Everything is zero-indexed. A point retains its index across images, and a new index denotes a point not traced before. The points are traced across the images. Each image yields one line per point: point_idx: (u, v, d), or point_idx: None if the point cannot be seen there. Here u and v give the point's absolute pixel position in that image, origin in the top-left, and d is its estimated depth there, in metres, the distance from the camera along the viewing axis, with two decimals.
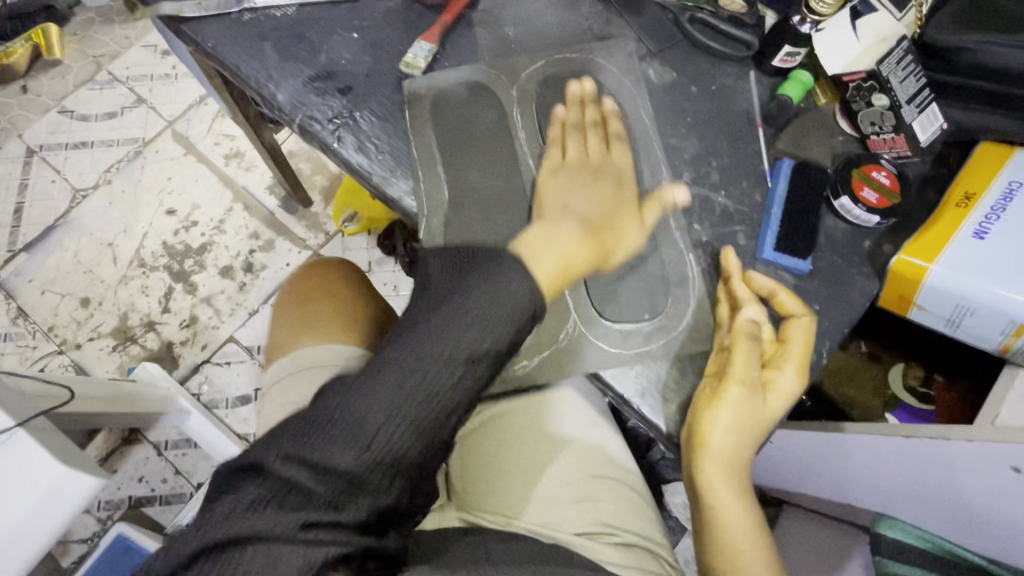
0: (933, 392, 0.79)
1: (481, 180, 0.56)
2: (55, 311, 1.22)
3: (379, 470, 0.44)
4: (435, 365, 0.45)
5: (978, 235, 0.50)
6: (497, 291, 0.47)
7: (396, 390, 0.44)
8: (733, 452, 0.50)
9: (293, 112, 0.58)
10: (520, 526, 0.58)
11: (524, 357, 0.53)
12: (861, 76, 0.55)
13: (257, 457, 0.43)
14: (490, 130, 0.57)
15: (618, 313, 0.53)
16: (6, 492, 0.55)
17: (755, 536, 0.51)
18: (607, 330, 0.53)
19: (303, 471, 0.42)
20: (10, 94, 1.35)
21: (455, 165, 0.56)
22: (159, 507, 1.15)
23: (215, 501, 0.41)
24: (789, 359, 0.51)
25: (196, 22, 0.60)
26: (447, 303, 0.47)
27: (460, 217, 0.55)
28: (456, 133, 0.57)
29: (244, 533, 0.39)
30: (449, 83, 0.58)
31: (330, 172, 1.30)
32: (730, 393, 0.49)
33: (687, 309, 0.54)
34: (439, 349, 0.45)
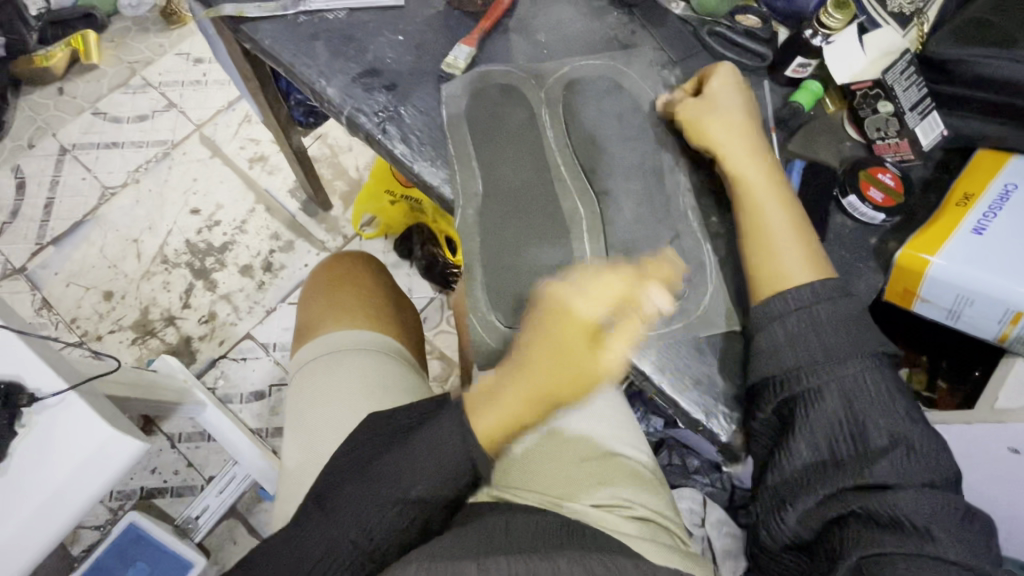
0: (935, 396, 0.79)
1: (511, 172, 0.60)
2: (79, 303, 1.26)
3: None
4: (375, 508, 0.52)
5: (976, 232, 0.55)
6: (425, 442, 0.53)
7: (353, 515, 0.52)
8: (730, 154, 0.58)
9: (342, 105, 0.63)
10: (545, 499, 0.60)
11: None
12: (868, 84, 0.60)
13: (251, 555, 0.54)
14: (519, 126, 0.61)
15: (637, 298, 0.57)
16: (61, 451, 0.59)
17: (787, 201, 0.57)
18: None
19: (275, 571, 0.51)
20: (48, 95, 1.42)
21: (486, 160, 0.60)
22: (169, 499, 1.15)
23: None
24: (725, 86, 0.60)
25: (255, 22, 0.66)
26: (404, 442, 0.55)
27: (490, 209, 0.59)
28: (488, 130, 0.61)
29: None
30: (485, 82, 0.63)
31: (351, 177, 1.34)
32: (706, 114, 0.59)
33: (704, 297, 0.58)
34: (391, 482, 0.53)
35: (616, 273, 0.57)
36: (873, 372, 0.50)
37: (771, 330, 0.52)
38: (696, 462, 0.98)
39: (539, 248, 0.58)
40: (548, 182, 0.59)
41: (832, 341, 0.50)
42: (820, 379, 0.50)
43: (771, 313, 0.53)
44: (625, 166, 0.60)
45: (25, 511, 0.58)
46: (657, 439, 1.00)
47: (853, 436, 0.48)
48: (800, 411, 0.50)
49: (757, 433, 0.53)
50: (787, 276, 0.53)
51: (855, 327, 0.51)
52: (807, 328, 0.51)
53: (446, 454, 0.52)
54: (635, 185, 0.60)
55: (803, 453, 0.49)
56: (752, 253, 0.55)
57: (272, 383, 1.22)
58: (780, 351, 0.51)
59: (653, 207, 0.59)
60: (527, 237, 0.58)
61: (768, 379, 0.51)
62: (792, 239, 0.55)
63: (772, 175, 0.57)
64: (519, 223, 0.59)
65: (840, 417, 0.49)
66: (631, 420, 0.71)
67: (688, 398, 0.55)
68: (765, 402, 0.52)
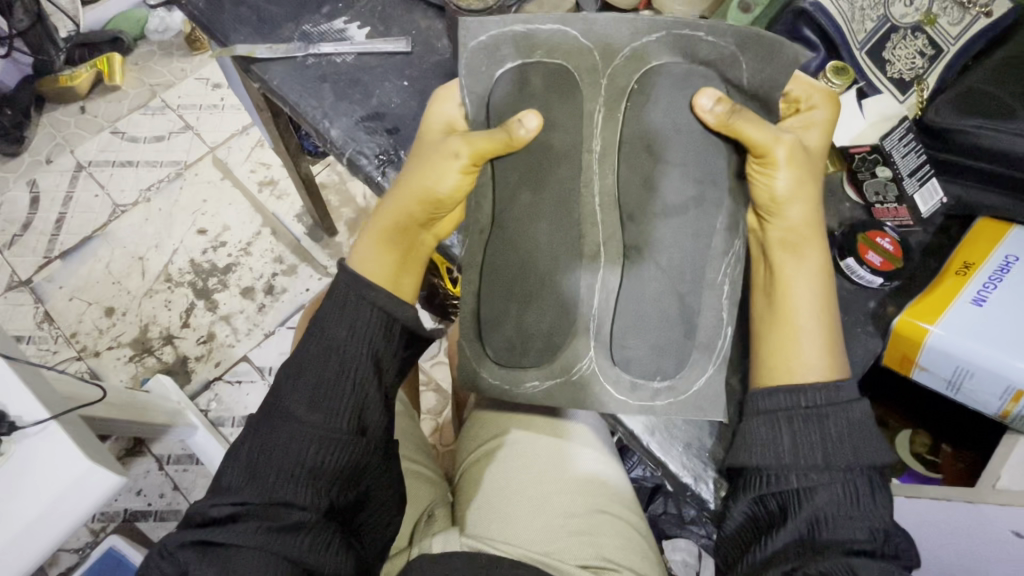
0: (940, 460, 0.76)
1: (532, 206, 0.55)
2: (80, 318, 1.26)
3: (332, 455, 0.51)
4: (348, 379, 0.52)
5: (977, 302, 0.55)
6: (333, 363, 0.52)
7: (324, 387, 0.52)
8: (786, 212, 0.55)
9: (344, 146, 0.64)
10: (525, 555, 0.59)
11: (535, 378, 0.57)
12: (865, 149, 0.59)
13: (241, 444, 0.52)
14: (563, 158, 0.54)
15: (629, 366, 0.55)
16: (36, 480, 0.59)
17: (817, 281, 0.55)
18: (619, 374, 0.55)
19: (276, 465, 0.50)
20: (70, 113, 1.45)
21: (514, 196, 0.55)
22: (152, 523, 1.12)
23: (220, 478, 0.51)
24: (804, 120, 0.57)
25: (266, 62, 0.68)
26: (341, 310, 0.53)
27: (512, 254, 0.55)
28: (535, 164, 0.55)
29: (243, 497, 0.49)
30: (534, 96, 0.55)
31: (357, 205, 1.35)
32: (777, 172, 0.54)
33: (700, 376, 0.55)
34: (352, 350, 0.52)
35: (617, 338, 0.55)
36: (861, 477, 0.49)
37: (776, 396, 0.52)
38: (693, 511, 0.94)
39: (546, 296, 0.55)
40: (576, 230, 0.54)
41: (833, 442, 0.50)
42: (813, 475, 0.49)
43: (770, 404, 0.52)
44: (672, 216, 0.53)
45: None
46: (653, 484, 0.95)
47: (833, 525, 0.48)
48: (790, 501, 0.49)
49: (733, 522, 0.52)
50: (796, 375, 0.53)
51: (858, 431, 0.50)
52: (809, 424, 0.51)
53: (351, 363, 0.52)
54: (677, 244, 0.53)
55: (781, 540, 0.48)
56: (765, 323, 0.56)
57: None
58: (774, 443, 0.51)
59: (671, 248, 0.53)
60: (527, 272, 0.55)
61: (756, 468, 0.51)
62: (816, 331, 0.54)
63: (823, 253, 0.56)
64: (530, 263, 0.55)
65: (828, 515, 0.48)
66: (620, 474, 0.68)
67: (677, 461, 0.56)
68: (746, 491, 0.51)
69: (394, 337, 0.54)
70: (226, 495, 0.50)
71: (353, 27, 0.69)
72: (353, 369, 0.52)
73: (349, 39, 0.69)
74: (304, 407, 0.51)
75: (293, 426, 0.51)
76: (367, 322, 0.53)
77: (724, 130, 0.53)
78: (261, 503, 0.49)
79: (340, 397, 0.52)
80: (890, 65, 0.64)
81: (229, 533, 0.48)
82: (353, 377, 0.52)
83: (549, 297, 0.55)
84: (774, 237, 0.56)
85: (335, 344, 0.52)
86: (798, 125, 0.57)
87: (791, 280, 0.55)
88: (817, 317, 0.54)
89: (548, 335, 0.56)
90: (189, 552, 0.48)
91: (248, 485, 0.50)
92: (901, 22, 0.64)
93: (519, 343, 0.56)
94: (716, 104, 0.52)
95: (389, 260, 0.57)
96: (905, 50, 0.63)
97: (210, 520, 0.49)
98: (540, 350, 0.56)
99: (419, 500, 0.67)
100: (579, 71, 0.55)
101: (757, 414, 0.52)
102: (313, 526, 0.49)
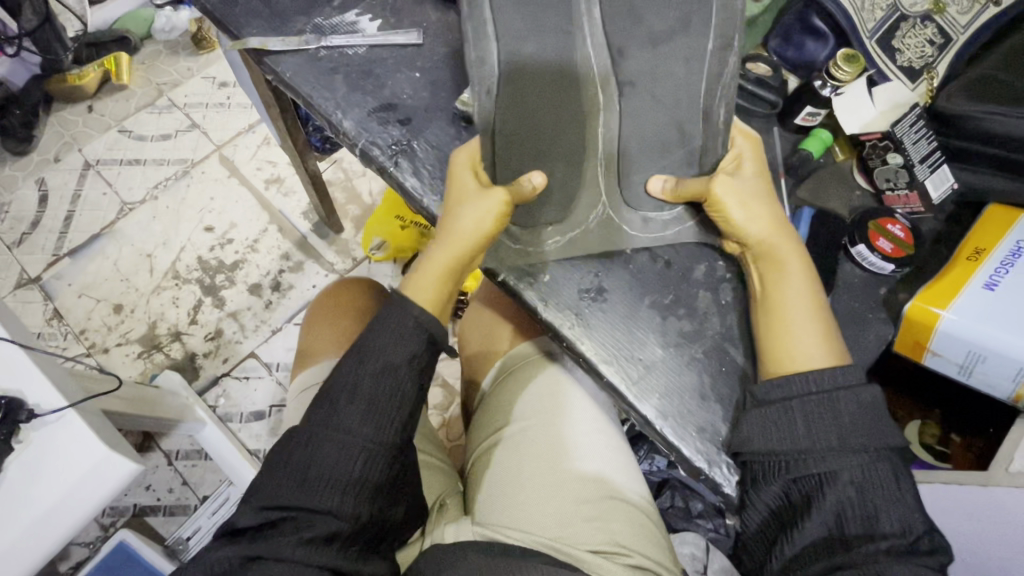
0: (949, 450, 0.76)
1: (541, 99, 0.57)
2: (89, 315, 1.27)
3: (375, 470, 0.52)
4: (393, 392, 0.54)
5: (988, 286, 0.55)
6: (383, 377, 0.53)
7: (370, 403, 0.53)
8: (746, 234, 0.56)
9: (357, 137, 0.65)
10: (532, 539, 0.59)
11: (556, 237, 0.61)
12: (877, 135, 0.61)
13: (281, 451, 0.53)
14: (550, 77, 0.57)
15: (639, 204, 0.61)
16: (57, 467, 0.59)
17: (806, 289, 0.55)
18: (628, 216, 0.61)
19: (317, 479, 0.51)
20: (78, 113, 1.46)
21: (510, 109, 0.56)
22: (162, 518, 1.13)
23: (260, 486, 0.52)
24: (739, 155, 0.59)
25: (278, 54, 0.68)
26: (384, 323, 0.55)
27: (515, 158, 0.57)
28: (529, 82, 0.56)
29: (289, 504, 0.50)
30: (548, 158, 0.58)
31: (364, 203, 1.36)
32: (728, 210, 0.56)
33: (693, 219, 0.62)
34: (403, 373, 0.54)
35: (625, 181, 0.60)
36: (881, 461, 0.49)
37: (785, 386, 0.52)
38: (700, 504, 0.94)
39: (560, 155, 0.59)
40: (580, 121, 0.58)
41: (847, 428, 0.50)
42: (833, 464, 0.49)
43: (780, 394, 0.52)
44: (673, 102, 0.58)
45: (14, 530, 0.58)
46: (660, 479, 0.96)
47: (862, 521, 0.48)
48: (813, 493, 0.49)
49: (759, 513, 0.53)
50: (795, 363, 0.53)
51: (872, 419, 0.50)
52: (821, 408, 0.51)
53: (398, 382, 0.54)
54: (669, 108, 0.58)
55: (809, 533, 0.49)
56: (763, 322, 0.56)
57: (273, 404, 1.21)
58: (789, 431, 0.51)
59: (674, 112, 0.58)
60: (547, 141, 0.58)
61: (774, 457, 0.51)
62: (808, 321, 0.54)
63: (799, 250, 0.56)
64: (544, 135, 0.58)
65: (853, 502, 0.48)
66: (629, 460, 0.69)
67: (690, 445, 0.56)
68: (770, 481, 0.51)
69: (428, 353, 0.56)
70: (266, 504, 0.50)
71: (365, 20, 0.70)
72: (402, 392, 0.54)
73: (361, 31, 0.69)
74: (358, 408, 0.53)
75: (337, 440, 0.52)
76: (408, 343, 0.54)
77: (678, 198, 0.59)
78: (304, 509, 0.50)
79: (390, 414, 0.53)
80: (900, 54, 0.64)
81: (271, 543, 0.48)
82: (398, 392, 0.54)
83: (559, 165, 0.59)
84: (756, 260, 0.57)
85: (387, 361, 0.54)
86: (732, 166, 0.58)
87: (777, 284, 0.55)
88: (807, 326, 0.53)
89: (567, 187, 0.60)
90: (224, 563, 0.48)
91: (287, 492, 0.50)
92: (910, 11, 0.64)
93: (552, 205, 0.60)
94: (665, 184, 0.59)
95: (443, 293, 0.57)
96: (914, 38, 0.64)
97: (248, 529, 0.50)
98: (559, 209, 0.60)
99: (432, 486, 0.68)
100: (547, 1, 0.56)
101: (770, 405, 0.52)
102: (348, 536, 0.50)
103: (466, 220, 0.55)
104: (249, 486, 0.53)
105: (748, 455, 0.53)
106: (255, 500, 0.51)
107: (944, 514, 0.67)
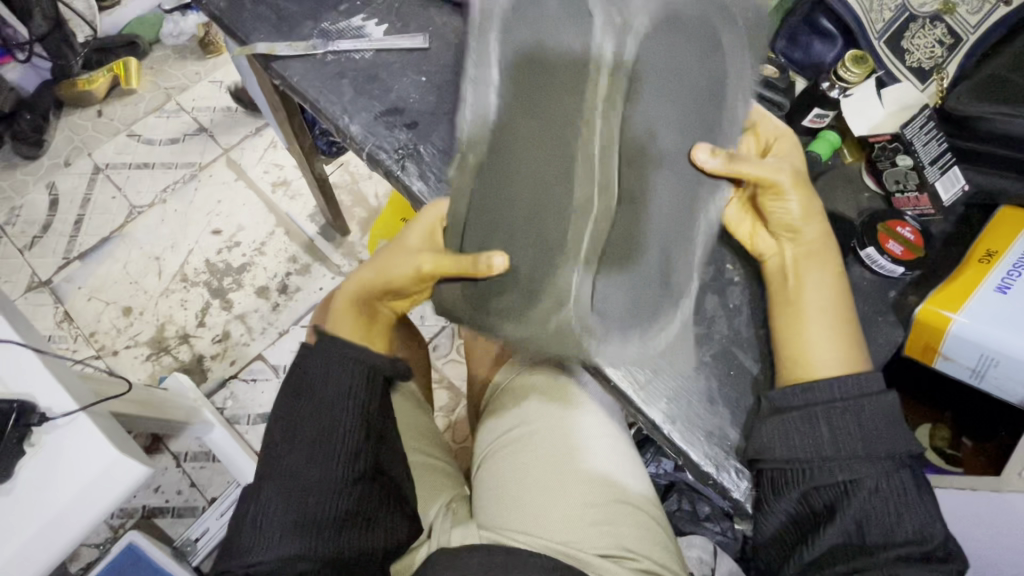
0: (960, 454, 0.76)
1: (523, 168, 0.52)
2: (99, 318, 1.28)
3: (330, 507, 0.53)
4: (338, 427, 0.55)
5: (1000, 290, 0.55)
6: (323, 418, 0.55)
7: (314, 444, 0.55)
8: (803, 231, 0.56)
9: (364, 141, 0.65)
10: (545, 545, 0.59)
11: (512, 332, 0.55)
12: (885, 138, 0.60)
13: (242, 510, 0.55)
14: (536, 152, 0.52)
15: (608, 309, 0.54)
16: (67, 470, 0.60)
17: (832, 291, 0.55)
18: (597, 322, 0.54)
19: (274, 530, 0.52)
20: (87, 117, 1.48)
21: (489, 179, 0.54)
22: (171, 519, 1.13)
23: (228, 547, 0.54)
24: (786, 145, 0.58)
25: (286, 59, 0.69)
26: (316, 371, 0.57)
27: (507, 182, 0.53)
28: (512, 154, 0.53)
29: (251, 558, 0.51)
30: (519, 239, 0.53)
31: (370, 205, 1.36)
32: (788, 196, 0.55)
33: (670, 321, 0.57)
34: (345, 407, 0.56)
35: (599, 282, 0.53)
36: (903, 467, 0.50)
37: (803, 393, 0.52)
38: (707, 508, 0.93)
39: (529, 239, 0.53)
40: (560, 203, 0.52)
41: (871, 433, 0.50)
42: (856, 471, 0.49)
43: (801, 401, 0.52)
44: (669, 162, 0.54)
45: (25, 533, 0.58)
46: (667, 482, 0.95)
47: (882, 528, 0.48)
48: (832, 499, 0.50)
49: (775, 520, 0.52)
50: (815, 369, 0.53)
51: (893, 426, 0.50)
52: (846, 415, 0.50)
53: (342, 422, 0.55)
54: (665, 179, 0.53)
55: (828, 540, 0.49)
56: (784, 322, 0.55)
57: None
58: (813, 436, 0.51)
59: (666, 183, 0.53)
60: (519, 222, 0.53)
61: (793, 464, 0.51)
62: (828, 325, 0.54)
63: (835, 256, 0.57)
64: (512, 215, 0.53)
65: (875, 509, 0.48)
66: (635, 462, 0.69)
67: (699, 450, 0.56)
68: (789, 489, 0.51)
69: (376, 392, 0.58)
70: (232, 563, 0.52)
71: (371, 25, 0.70)
72: (342, 427, 0.55)
73: (367, 35, 0.70)
74: (303, 451, 0.55)
75: (291, 485, 0.54)
76: (349, 380, 0.56)
77: (728, 173, 0.54)
78: (267, 560, 0.51)
79: (335, 449, 0.55)
80: (909, 54, 0.64)
81: None
82: (342, 433, 0.55)
83: (525, 254, 0.53)
84: (792, 255, 0.57)
85: (327, 402, 0.56)
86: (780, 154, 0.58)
87: (808, 285, 0.55)
88: (830, 334, 0.53)
89: (535, 284, 0.53)
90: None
91: (246, 547, 0.52)
92: (919, 11, 0.64)
93: (512, 293, 0.54)
94: (712, 157, 0.53)
95: (356, 330, 0.62)
96: (924, 39, 0.64)
97: None
98: (518, 301, 0.54)
99: (440, 491, 0.68)
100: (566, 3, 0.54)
101: (790, 411, 0.52)
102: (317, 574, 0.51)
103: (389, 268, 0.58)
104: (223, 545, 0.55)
105: (766, 462, 0.52)
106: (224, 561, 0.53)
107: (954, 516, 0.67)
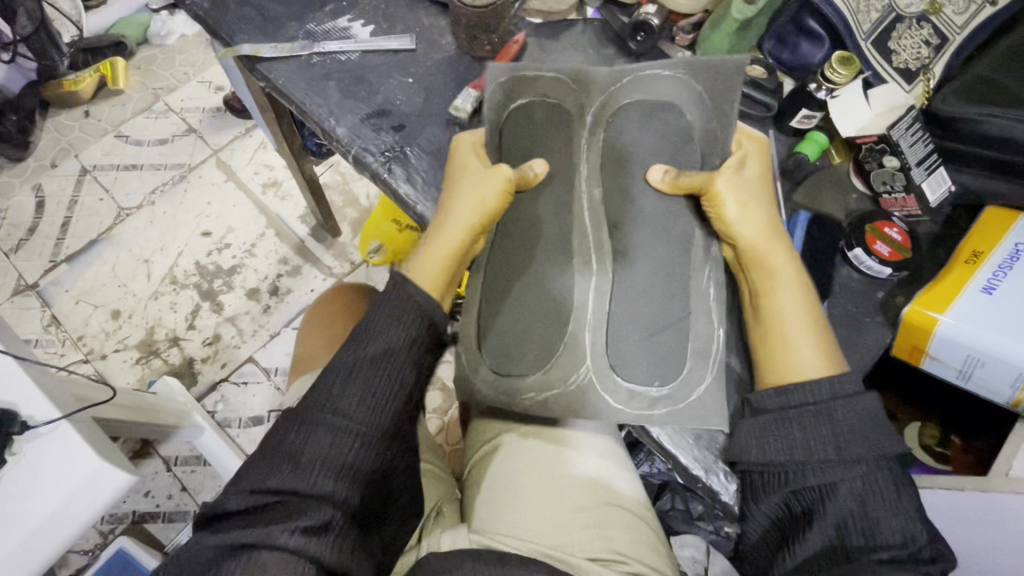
0: (949, 452, 0.76)
1: (530, 231, 0.58)
2: (87, 322, 1.26)
3: (372, 452, 0.50)
4: (393, 369, 0.52)
5: (986, 290, 0.55)
6: (379, 357, 0.52)
7: (368, 380, 0.51)
8: (738, 232, 0.56)
9: (350, 144, 0.64)
10: (534, 549, 0.58)
11: (533, 389, 0.56)
12: (872, 139, 0.61)
13: (278, 433, 0.51)
14: (541, 238, 0.58)
15: (625, 368, 0.55)
16: (50, 478, 0.59)
17: (800, 293, 0.55)
18: (611, 382, 0.56)
19: (312, 460, 0.48)
20: (74, 118, 1.46)
21: (504, 243, 0.58)
22: (161, 524, 1.12)
23: (253, 469, 0.49)
24: (750, 153, 0.58)
25: (271, 61, 0.68)
26: (381, 307, 0.54)
27: (502, 246, 0.58)
28: (520, 234, 0.58)
29: (282, 486, 0.47)
30: (544, 293, 0.57)
31: (361, 206, 1.35)
32: (725, 204, 0.55)
33: (698, 385, 0.55)
34: (404, 352, 0.53)
35: (612, 342, 0.56)
36: (881, 471, 0.49)
37: (780, 398, 0.52)
38: (700, 507, 0.93)
39: (543, 299, 0.57)
40: (569, 268, 0.57)
41: (845, 438, 0.49)
42: (832, 476, 0.49)
43: (777, 406, 0.52)
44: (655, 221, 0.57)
45: (6, 544, 0.57)
46: (659, 481, 0.96)
47: (863, 532, 0.47)
48: (812, 503, 0.49)
49: (757, 521, 0.53)
50: (791, 373, 0.53)
51: (870, 430, 0.49)
52: (819, 420, 0.50)
53: (396, 369, 0.52)
54: (663, 245, 0.57)
55: (809, 545, 0.48)
56: (755, 328, 0.56)
57: (272, 409, 1.21)
58: (788, 441, 0.50)
59: (672, 245, 0.57)
60: (534, 283, 0.57)
61: (772, 467, 0.51)
62: (803, 332, 0.54)
63: (794, 258, 0.56)
64: (525, 273, 0.57)
65: (853, 513, 0.48)
66: (626, 465, 0.69)
67: (687, 454, 0.56)
68: (769, 492, 0.51)
69: (425, 340, 0.54)
70: (254, 488, 0.48)
71: (357, 26, 0.70)
72: (395, 372, 0.52)
73: (353, 37, 0.69)
74: (356, 380, 0.51)
75: (336, 419, 0.50)
76: (408, 326, 0.53)
77: (677, 190, 0.56)
78: (295, 493, 0.47)
79: (387, 392, 0.52)
80: (895, 55, 0.64)
81: (259, 528, 0.45)
82: (397, 372, 0.52)
83: (540, 315, 0.57)
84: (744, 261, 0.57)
85: (384, 340, 0.53)
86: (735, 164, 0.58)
87: (775, 292, 0.55)
88: (806, 344, 0.53)
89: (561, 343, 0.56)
90: (215, 551, 0.45)
91: (276, 476, 0.48)
92: (906, 11, 0.64)
93: (533, 351, 0.56)
94: (665, 174, 0.56)
95: (443, 275, 0.57)
96: (910, 39, 0.64)
97: (233, 514, 0.47)
98: (536, 357, 0.57)
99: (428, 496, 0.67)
100: (553, 88, 0.61)
101: (767, 415, 0.52)
102: (340, 527, 0.47)
103: (465, 199, 0.57)
104: (238, 471, 0.51)
105: (746, 465, 0.52)
106: (246, 487, 0.48)
107: (943, 515, 0.67)
